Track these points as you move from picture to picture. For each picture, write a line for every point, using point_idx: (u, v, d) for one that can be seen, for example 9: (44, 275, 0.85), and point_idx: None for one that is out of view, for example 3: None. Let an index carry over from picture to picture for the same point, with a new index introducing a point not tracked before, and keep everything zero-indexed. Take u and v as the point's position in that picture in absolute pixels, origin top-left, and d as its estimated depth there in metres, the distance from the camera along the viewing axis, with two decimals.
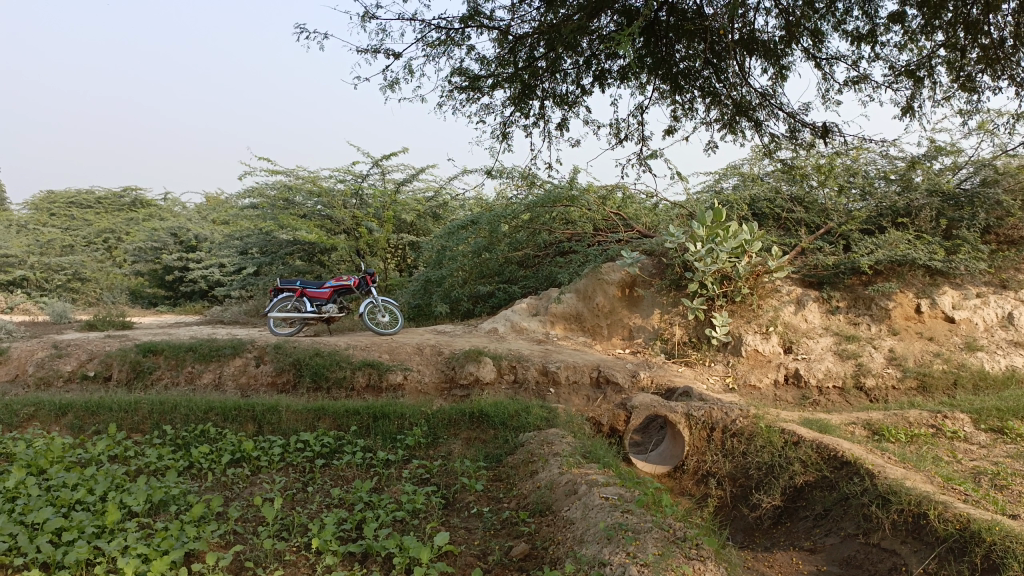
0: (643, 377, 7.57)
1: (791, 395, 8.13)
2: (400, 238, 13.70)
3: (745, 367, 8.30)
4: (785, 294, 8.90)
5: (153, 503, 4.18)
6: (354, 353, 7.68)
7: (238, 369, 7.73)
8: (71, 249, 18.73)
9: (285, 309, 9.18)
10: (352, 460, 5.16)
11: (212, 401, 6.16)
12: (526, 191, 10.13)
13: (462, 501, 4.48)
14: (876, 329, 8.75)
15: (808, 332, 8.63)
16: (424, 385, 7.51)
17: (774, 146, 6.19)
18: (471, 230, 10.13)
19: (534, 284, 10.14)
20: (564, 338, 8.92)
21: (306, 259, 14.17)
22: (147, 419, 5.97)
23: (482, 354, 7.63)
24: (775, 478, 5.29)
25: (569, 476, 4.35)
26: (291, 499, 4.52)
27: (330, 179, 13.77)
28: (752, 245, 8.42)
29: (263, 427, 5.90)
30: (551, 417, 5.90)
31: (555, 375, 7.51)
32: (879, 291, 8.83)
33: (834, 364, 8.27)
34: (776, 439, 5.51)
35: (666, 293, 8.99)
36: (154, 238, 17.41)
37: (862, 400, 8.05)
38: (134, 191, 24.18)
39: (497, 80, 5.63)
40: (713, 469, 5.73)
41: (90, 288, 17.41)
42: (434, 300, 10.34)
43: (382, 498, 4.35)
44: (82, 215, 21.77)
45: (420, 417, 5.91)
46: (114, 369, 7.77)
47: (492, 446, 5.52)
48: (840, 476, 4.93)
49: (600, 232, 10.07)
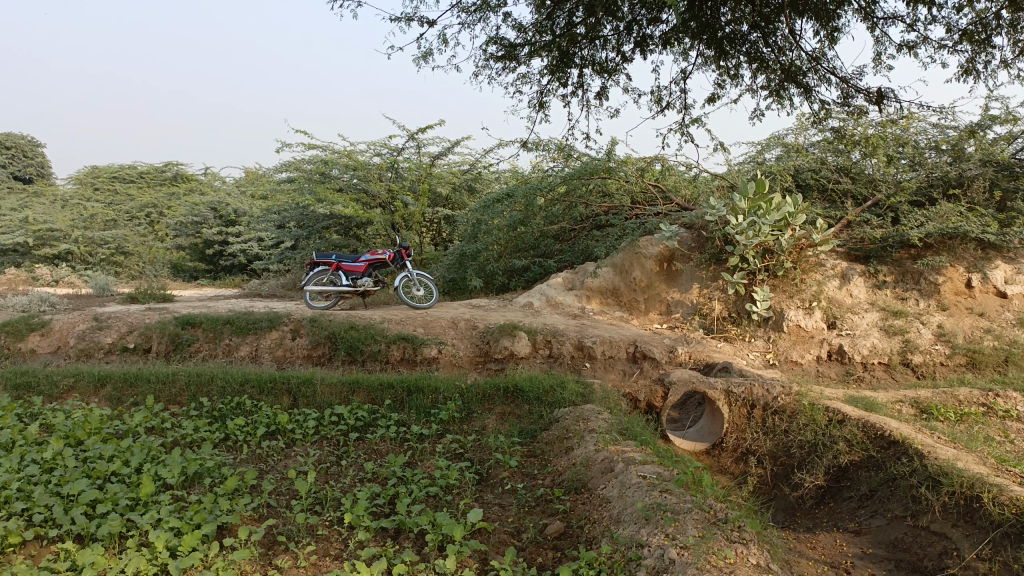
0: (681, 353, 7.42)
1: (835, 372, 7.94)
2: (435, 212, 13.63)
3: (786, 343, 8.09)
4: (829, 268, 8.63)
5: (187, 476, 4.19)
6: (389, 327, 7.65)
7: (275, 342, 7.76)
8: (114, 223, 19.02)
9: (321, 282, 9.17)
10: (386, 434, 5.13)
11: (248, 374, 6.18)
12: (563, 163, 9.96)
13: (496, 477, 4.42)
14: (925, 305, 8.46)
15: (852, 307, 8.38)
16: (458, 359, 7.46)
17: (824, 112, 5.95)
18: (506, 203, 10.01)
19: (571, 258, 10.00)
20: (600, 312, 8.79)
21: (342, 232, 14.18)
22: (184, 391, 6.01)
23: (517, 329, 7.55)
24: (818, 458, 5.15)
25: (605, 453, 4.26)
26: (325, 473, 4.50)
27: (366, 153, 13.73)
28: (796, 218, 8.17)
29: (298, 400, 5.90)
30: (587, 393, 5.80)
31: (591, 350, 7.40)
32: (929, 265, 8.52)
33: (879, 340, 8.03)
34: (820, 417, 5.35)
35: (705, 267, 8.79)
36: (194, 213, 17.59)
37: (908, 377, 7.84)
38: (175, 166, 24.46)
39: (534, 48, 5.47)
40: (753, 447, 5.60)
41: (132, 261, 17.70)
42: (469, 274, 10.26)
43: (415, 473, 4.31)
44: (125, 190, 22.09)
45: (454, 392, 5.86)
46: (154, 342, 7.85)
47: (526, 422, 5.45)
48: (888, 457, 4.75)
49: (638, 204, 9.88)
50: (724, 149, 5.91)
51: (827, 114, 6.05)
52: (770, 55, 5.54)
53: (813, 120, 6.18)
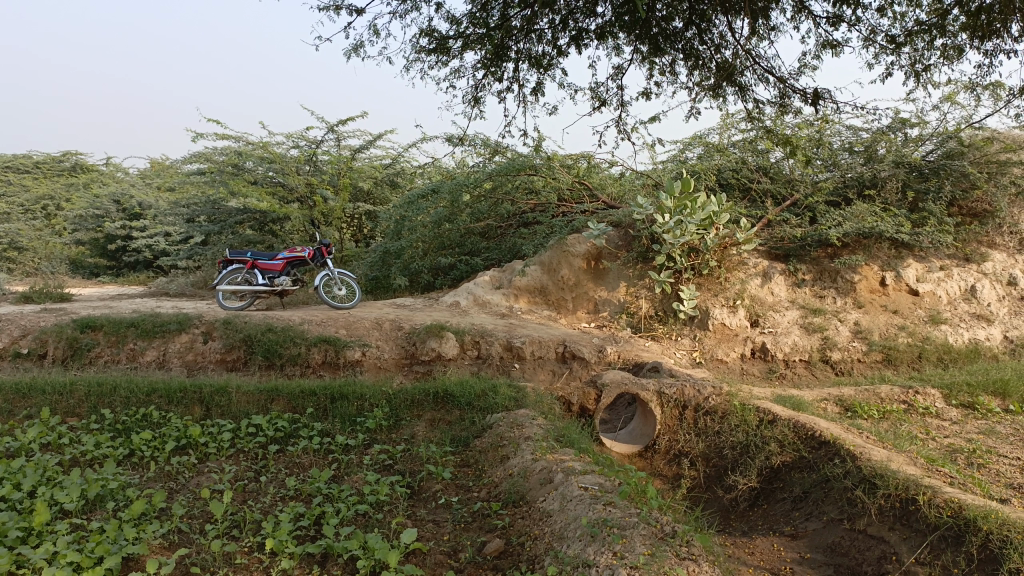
0: (610, 352, 7.35)
1: (759, 369, 8.05)
2: (356, 207, 13.21)
3: (712, 342, 8.15)
4: (752, 267, 8.74)
5: (87, 500, 3.81)
6: (309, 328, 7.29)
7: (185, 346, 7.29)
8: (6, 216, 17.73)
9: (235, 281, 8.70)
10: (309, 446, 4.83)
11: (155, 383, 5.74)
12: (488, 158, 9.77)
13: (429, 490, 4.20)
14: (842, 302, 8.67)
15: (774, 305, 8.50)
16: (383, 362, 7.18)
17: (758, 111, 5.96)
18: (431, 199, 9.75)
19: (497, 256, 9.81)
20: (528, 312, 8.66)
21: (257, 228, 13.60)
22: (84, 402, 5.53)
23: (445, 329, 7.32)
24: (751, 459, 5.13)
25: (543, 462, 4.10)
26: (243, 492, 4.18)
27: (282, 145, 13.19)
28: (720, 217, 8.22)
29: (212, 410, 5.52)
30: (519, 397, 5.63)
31: (520, 351, 7.25)
32: (846, 264, 8.73)
33: (801, 338, 8.18)
34: (751, 418, 5.35)
35: (632, 266, 8.77)
36: (96, 206, 16.55)
37: (828, 373, 8.01)
38: (74, 155, 23.06)
39: (467, 41, 5.25)
40: (686, 449, 5.55)
41: (27, 257, 16.54)
42: (392, 272, 9.95)
43: (342, 489, 4.05)
44: (18, 181, 20.66)
45: (380, 398, 5.59)
46: (50, 347, 7.25)
47: (457, 429, 5.24)
48: (820, 457, 4.76)
49: (565, 202, 9.79)
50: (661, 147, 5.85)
51: (760, 113, 6.07)
52: (705, 53, 5.50)
53: (747, 118, 6.19)
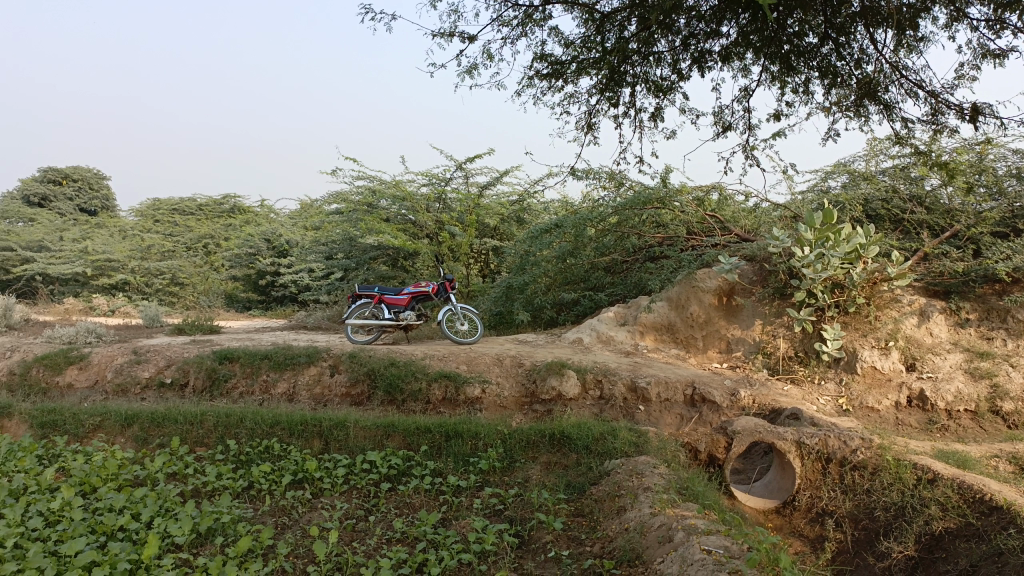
0: (744, 396, 6.85)
1: (916, 419, 7.24)
2: (483, 243, 13.28)
3: (861, 387, 7.42)
4: (906, 304, 7.92)
5: (199, 534, 3.85)
6: (431, 364, 7.25)
7: (313, 379, 7.43)
8: (170, 254, 19.18)
9: (363, 315, 8.85)
10: (420, 485, 4.69)
11: (279, 415, 5.83)
12: (614, 192, 9.52)
13: (540, 541, 3.94)
14: (1014, 345, 7.70)
15: (933, 347, 7.66)
16: (503, 400, 7.02)
17: (907, 132, 5.40)
18: (555, 233, 9.58)
19: (623, 291, 9.48)
20: (655, 350, 8.26)
21: (390, 264, 13.95)
22: (212, 432, 5.69)
23: (566, 367, 7.07)
24: (907, 523, 4.53)
25: (662, 517, 3.75)
26: (351, 532, 4.10)
27: (414, 183, 13.50)
28: (868, 250, 7.55)
29: (330, 445, 5.52)
30: (640, 442, 5.28)
31: (644, 392, 6.88)
32: (1017, 302, 7.76)
33: (965, 385, 7.31)
34: (907, 476, 4.79)
35: (769, 302, 8.20)
36: (247, 243, 17.59)
37: (997, 426, 7.11)
38: (233, 198, 24.83)
39: (582, 65, 5.09)
40: (829, 507, 5.03)
41: (187, 292, 17.78)
42: (516, 308, 9.82)
43: (449, 535, 3.87)
44: (184, 221, 22.41)
45: (495, 438, 5.40)
46: (190, 377, 7.59)
47: (574, 474, 4.95)
48: (991, 525, 4.15)
49: (695, 236, 9.35)
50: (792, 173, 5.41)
51: (909, 135, 5.51)
52: (844, 70, 5.05)
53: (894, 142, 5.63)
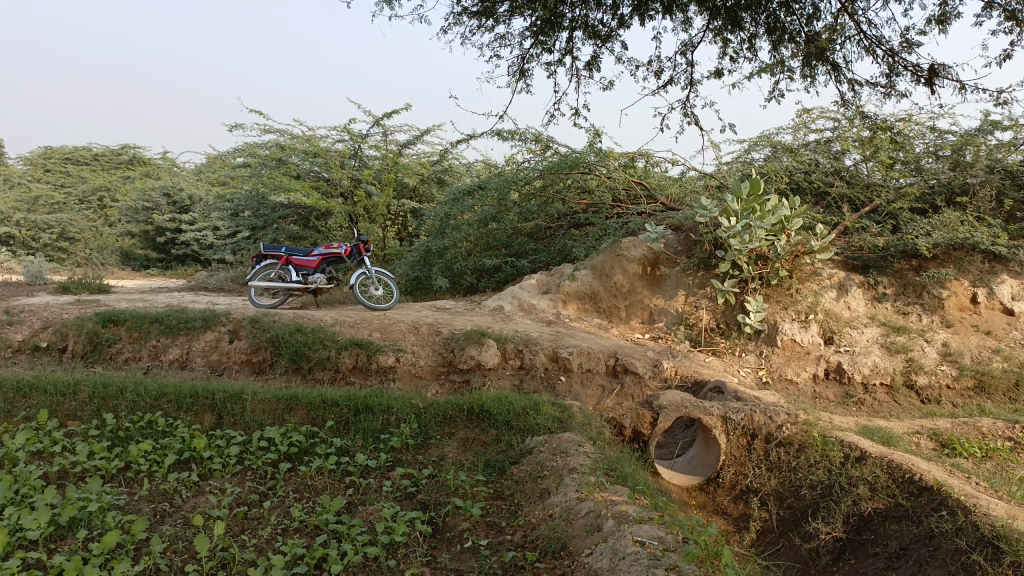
0: (667, 368, 6.67)
1: (833, 393, 7.23)
2: (401, 204, 12.69)
3: (780, 360, 7.36)
4: (826, 277, 7.88)
5: (59, 526, 3.33)
6: (341, 330, 6.75)
7: (210, 345, 6.82)
8: (60, 207, 17.70)
9: (268, 277, 8.22)
10: (323, 465, 4.25)
11: (166, 385, 5.23)
12: (539, 155, 9.15)
13: (455, 529, 3.57)
14: (928, 321, 7.80)
15: (851, 321, 7.66)
16: (418, 369, 6.61)
17: (851, 97, 5.23)
18: (477, 196, 9.16)
19: (546, 258, 9.15)
20: (577, 319, 7.98)
21: (301, 224, 13.19)
22: (87, 404, 5.06)
23: (486, 336, 6.69)
24: (835, 504, 4.39)
25: (590, 503, 3.44)
26: (243, 520, 3.64)
27: (328, 139, 12.83)
28: (793, 222, 7.44)
29: (223, 420, 4.98)
30: (564, 418, 4.96)
31: (566, 362, 6.59)
32: (933, 278, 7.84)
33: (881, 358, 7.34)
34: (834, 454, 4.64)
35: (693, 273, 8.03)
36: (145, 198, 16.38)
37: (911, 400, 7.18)
38: (133, 148, 23.32)
39: (515, 6, 4.67)
40: (755, 485, 4.86)
41: (79, 248, 16.50)
42: (434, 272, 9.33)
43: (354, 525, 3.45)
44: (77, 172, 20.82)
45: (409, 412, 4.99)
46: (70, 340, 6.85)
47: (493, 452, 4.60)
48: (921, 507, 4.03)
49: (620, 203, 9.08)
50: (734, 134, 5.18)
51: (854, 99, 5.35)
52: (792, 26, 4.80)
53: (838, 105, 5.46)
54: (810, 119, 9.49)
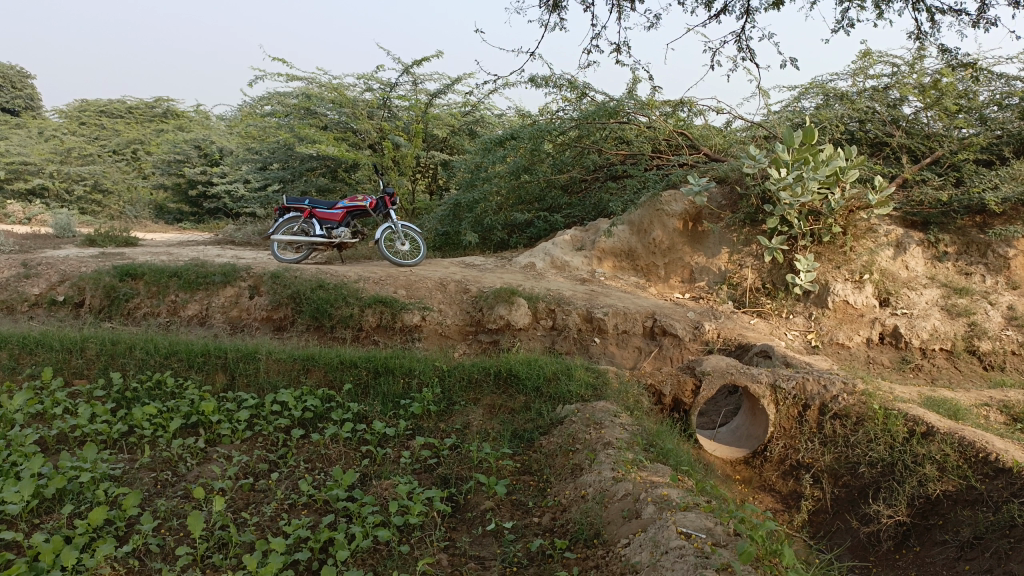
0: (708, 330, 6.24)
1: (888, 358, 6.74)
2: (431, 155, 12.25)
3: (831, 323, 6.88)
4: (882, 235, 7.33)
5: (45, 499, 3.09)
6: (365, 287, 6.42)
7: (229, 301, 6.56)
8: (93, 159, 17.60)
9: (291, 231, 7.91)
10: (338, 433, 3.94)
11: (177, 344, 4.96)
12: (575, 103, 8.63)
13: (477, 508, 3.24)
14: (992, 282, 7.22)
15: (909, 281, 7.13)
16: (445, 329, 6.28)
17: (930, 28, 4.71)
18: (509, 146, 8.69)
19: (581, 213, 8.71)
20: (613, 278, 7.56)
21: (329, 176, 12.84)
22: (95, 363, 4.81)
23: (516, 294, 6.31)
24: (897, 484, 3.99)
25: (627, 485, 3.07)
26: (247, 493, 3.36)
27: (355, 88, 12.42)
28: (848, 174, 6.82)
29: (236, 381, 4.69)
30: (599, 385, 4.58)
31: (601, 323, 6.21)
32: (1000, 236, 7.24)
33: (941, 322, 6.81)
34: (897, 428, 4.20)
35: (737, 229, 7.52)
36: (176, 150, 16.17)
37: (973, 367, 6.66)
38: (166, 101, 23.15)
39: None
40: (806, 460, 4.46)
41: (112, 200, 16.40)
42: (463, 227, 8.92)
43: (365, 504, 3.13)
44: (111, 124, 20.71)
45: (431, 376, 4.65)
46: (87, 295, 6.62)
47: (521, 420, 4.26)
48: (997, 492, 3.61)
49: (661, 154, 8.55)
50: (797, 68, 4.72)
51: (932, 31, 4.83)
52: None
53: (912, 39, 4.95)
54: (868, 65, 8.80)
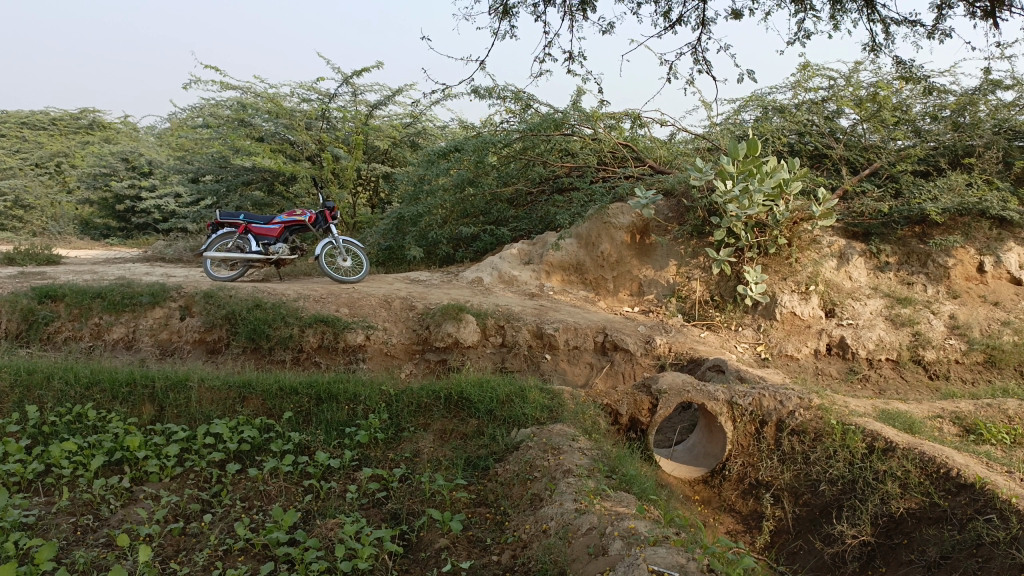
0: (660, 345, 6.14)
1: (837, 369, 6.75)
2: (372, 168, 11.95)
3: (780, 335, 6.87)
4: (826, 246, 7.37)
5: None
6: (305, 306, 6.13)
7: (159, 323, 6.17)
8: (13, 172, 16.68)
9: (225, 248, 7.54)
10: (278, 467, 3.66)
11: (101, 372, 4.59)
12: (520, 115, 8.49)
13: (431, 547, 3.02)
14: (933, 291, 7.32)
15: (853, 292, 7.18)
16: (391, 348, 6.03)
17: (885, 38, 4.77)
18: (453, 159, 8.49)
19: (527, 226, 8.56)
20: (561, 292, 7.41)
21: (265, 190, 12.41)
22: (7, 394, 4.41)
23: (464, 311, 6.10)
24: (860, 502, 3.92)
25: (591, 517, 2.90)
26: (178, 538, 3.07)
27: (293, 99, 12.05)
28: (792, 186, 6.84)
29: (165, 411, 4.35)
30: (554, 406, 4.40)
31: (552, 339, 6.05)
32: (939, 246, 7.35)
33: (887, 332, 6.86)
34: (856, 444, 4.13)
35: (685, 241, 7.47)
36: (102, 163, 15.43)
37: (919, 376, 6.72)
38: (92, 112, 22.22)
39: None
40: (766, 479, 4.36)
41: (34, 216, 15.55)
42: (407, 242, 8.66)
43: (309, 548, 2.87)
44: (33, 137, 19.72)
45: (378, 401, 4.40)
46: (2, 319, 6.13)
47: (473, 446, 4.05)
48: (961, 508, 3.56)
49: (607, 166, 8.48)
50: (755, 75, 4.70)
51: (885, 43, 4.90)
52: None
53: (866, 50, 4.99)
54: (806, 78, 8.91)
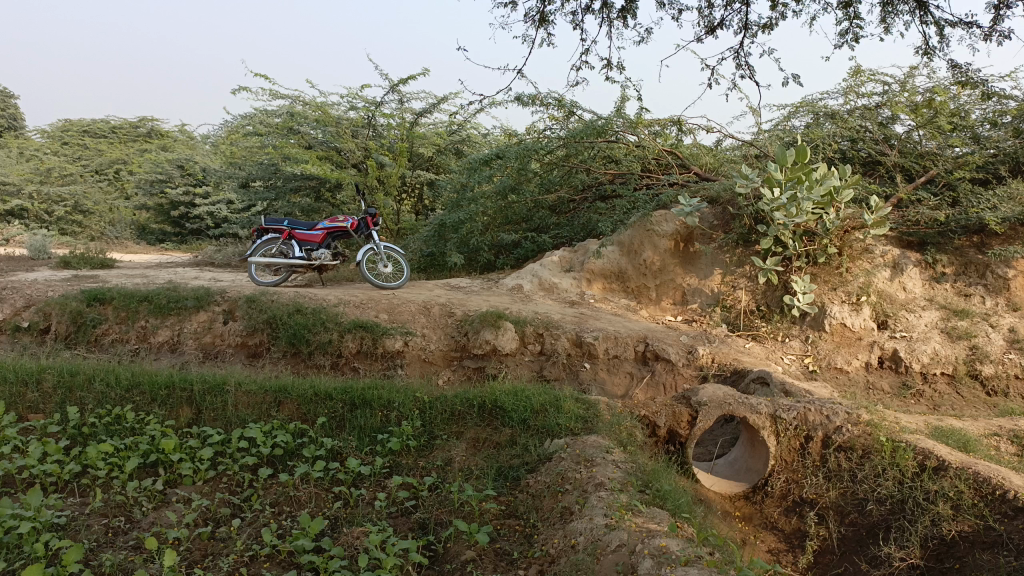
0: (702, 355, 5.99)
1: (889, 383, 6.50)
2: (417, 175, 12.01)
3: (828, 346, 6.65)
4: (878, 255, 7.12)
5: None
6: (345, 311, 6.15)
7: (202, 326, 6.26)
8: (74, 179, 17.24)
9: (269, 254, 7.63)
10: (309, 473, 3.65)
11: (142, 375, 4.66)
12: (563, 122, 8.43)
13: (457, 559, 2.96)
14: (993, 304, 7.01)
15: (907, 303, 6.92)
16: (429, 355, 6.00)
17: (939, 40, 4.58)
18: (496, 166, 8.46)
19: (569, 233, 8.47)
20: (603, 300, 7.31)
21: (312, 196, 12.57)
22: (52, 395, 4.50)
23: (503, 319, 6.05)
24: (909, 524, 3.73)
25: (621, 533, 2.80)
26: (206, 542, 3.07)
27: (340, 107, 12.19)
28: (842, 193, 6.62)
29: (203, 414, 4.39)
30: (589, 417, 4.31)
31: (591, 348, 5.95)
32: (999, 256, 7.04)
33: (942, 345, 6.59)
34: (907, 462, 3.94)
35: (730, 250, 7.30)
36: (158, 170, 15.84)
37: (976, 392, 6.43)
38: (151, 121, 22.87)
39: None
40: (811, 497, 4.19)
41: (93, 221, 16.04)
42: (448, 248, 8.66)
43: (333, 556, 2.84)
44: (94, 144, 20.37)
45: (411, 408, 4.37)
46: (53, 321, 6.29)
47: (506, 456, 3.98)
48: (1019, 533, 3.37)
49: (650, 173, 8.35)
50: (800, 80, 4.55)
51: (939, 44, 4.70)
52: None
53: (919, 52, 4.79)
54: (859, 83, 8.66)
